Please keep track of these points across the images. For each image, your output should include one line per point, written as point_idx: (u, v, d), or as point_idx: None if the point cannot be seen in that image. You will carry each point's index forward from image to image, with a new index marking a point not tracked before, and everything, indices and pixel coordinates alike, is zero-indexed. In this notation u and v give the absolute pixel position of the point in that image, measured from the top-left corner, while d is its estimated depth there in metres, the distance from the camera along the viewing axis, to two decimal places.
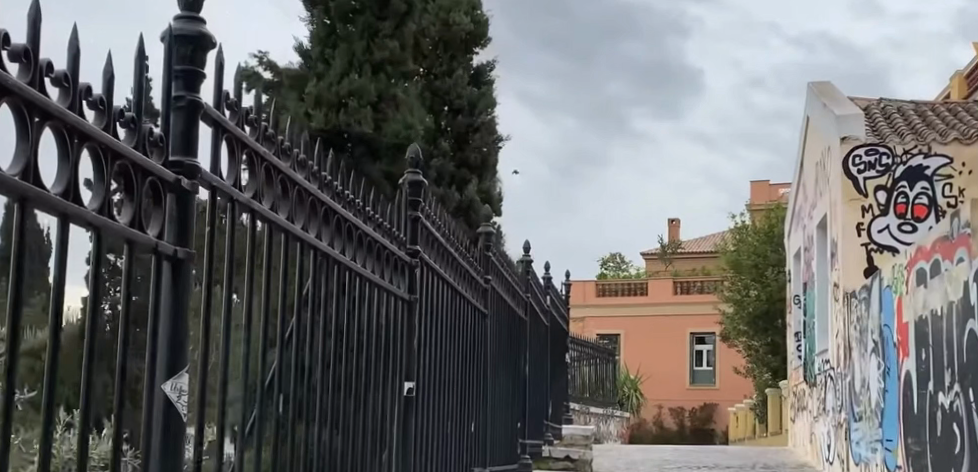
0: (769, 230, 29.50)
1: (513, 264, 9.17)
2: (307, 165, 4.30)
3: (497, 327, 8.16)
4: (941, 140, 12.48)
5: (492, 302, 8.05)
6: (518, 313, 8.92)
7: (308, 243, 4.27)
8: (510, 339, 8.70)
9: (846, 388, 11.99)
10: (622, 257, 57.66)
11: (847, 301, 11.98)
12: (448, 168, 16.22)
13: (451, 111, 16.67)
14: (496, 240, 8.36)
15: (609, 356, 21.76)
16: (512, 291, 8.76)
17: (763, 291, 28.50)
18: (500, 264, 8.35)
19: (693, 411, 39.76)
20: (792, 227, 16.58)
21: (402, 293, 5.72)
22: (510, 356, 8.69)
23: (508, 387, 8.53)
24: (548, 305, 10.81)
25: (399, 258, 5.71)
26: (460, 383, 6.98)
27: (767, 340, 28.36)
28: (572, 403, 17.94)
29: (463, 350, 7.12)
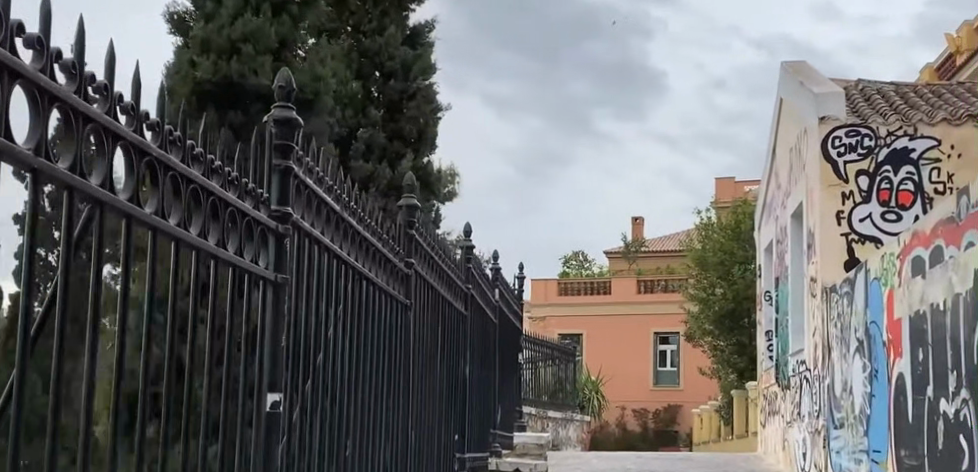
0: (735, 226, 28.51)
1: (451, 249, 7.99)
2: (44, 52, 3.09)
3: (426, 319, 6.97)
4: (927, 120, 11.34)
5: (418, 293, 6.83)
6: (454, 303, 7.73)
7: (42, 171, 3.07)
8: (446, 336, 7.50)
9: (823, 391, 10.95)
10: (585, 256, 56.50)
11: (825, 296, 10.94)
12: (379, 140, 16.24)
13: (382, 76, 16.92)
14: (424, 220, 7.14)
15: (569, 357, 20.66)
16: (445, 279, 7.56)
17: (730, 289, 27.53)
18: (428, 248, 7.14)
19: (657, 412, 38.89)
20: (762, 219, 15.57)
21: (253, 268, 4.50)
22: (446, 355, 7.50)
23: (443, 391, 7.34)
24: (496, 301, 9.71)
25: (249, 219, 4.49)
26: (367, 386, 5.80)
27: (733, 340, 27.36)
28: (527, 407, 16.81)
29: (371, 346, 5.94)
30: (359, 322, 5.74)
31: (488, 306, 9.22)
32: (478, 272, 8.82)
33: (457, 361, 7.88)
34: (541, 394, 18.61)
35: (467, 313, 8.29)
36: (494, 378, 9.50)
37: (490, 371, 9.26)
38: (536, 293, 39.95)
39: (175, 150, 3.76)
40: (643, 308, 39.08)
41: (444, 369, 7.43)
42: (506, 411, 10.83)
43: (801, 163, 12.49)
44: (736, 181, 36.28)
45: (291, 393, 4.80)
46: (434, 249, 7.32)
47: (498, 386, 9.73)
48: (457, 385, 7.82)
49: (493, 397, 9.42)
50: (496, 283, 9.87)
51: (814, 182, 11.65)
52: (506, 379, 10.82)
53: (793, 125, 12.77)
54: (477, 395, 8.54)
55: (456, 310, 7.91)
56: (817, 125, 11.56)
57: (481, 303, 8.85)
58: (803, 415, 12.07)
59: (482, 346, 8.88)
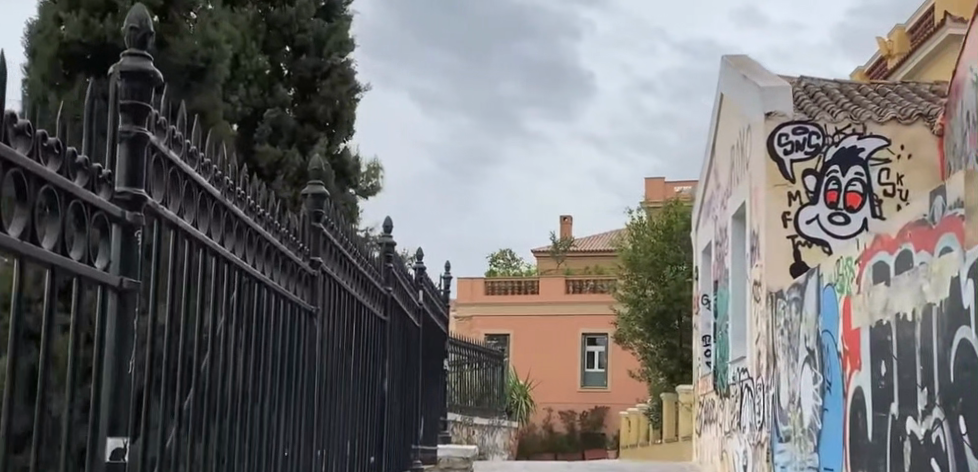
0: (667, 226, 28.00)
1: (364, 245, 7.02)
2: None
3: (336, 327, 6.04)
4: (877, 118, 10.55)
5: (326, 296, 5.83)
6: (367, 307, 6.82)
7: None
8: (357, 343, 6.57)
9: (768, 403, 10.33)
10: (513, 254, 55.86)
11: (771, 302, 10.31)
12: (289, 124, 15.37)
13: (293, 51, 16.05)
14: (333, 211, 6.12)
15: (497, 359, 19.96)
16: (358, 280, 6.62)
17: (661, 291, 27.02)
18: (339, 244, 6.15)
19: (584, 414, 38.32)
20: (700, 218, 14.95)
21: (104, 275, 3.41)
22: (356, 364, 6.58)
23: (351, 405, 6.42)
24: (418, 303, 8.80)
25: (96, 210, 3.36)
26: (266, 409, 4.85)
27: (663, 342, 26.86)
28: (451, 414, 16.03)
29: (273, 363, 4.97)
30: (258, 336, 4.78)
31: (408, 308, 8.30)
32: (397, 272, 7.91)
33: (371, 370, 6.97)
34: (465, 398, 17.83)
35: (384, 319, 7.36)
36: (413, 387, 8.60)
37: (408, 379, 8.37)
38: (462, 292, 39.32)
39: (24, 143, 2.97)
40: (571, 308, 38.54)
41: (355, 380, 6.52)
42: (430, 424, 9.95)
43: (744, 161, 11.80)
44: (666, 182, 35.78)
45: (167, 433, 3.80)
46: (348, 247, 6.37)
47: (417, 395, 8.83)
48: (368, 397, 6.91)
49: (411, 408, 8.54)
50: (419, 285, 8.96)
51: (759, 180, 10.90)
52: (431, 391, 9.93)
53: (736, 121, 12.06)
54: (393, 409, 7.65)
55: (371, 314, 6.98)
56: (762, 120, 10.74)
57: (400, 311, 7.94)
58: (745, 426, 11.45)
59: (400, 353, 7.97)
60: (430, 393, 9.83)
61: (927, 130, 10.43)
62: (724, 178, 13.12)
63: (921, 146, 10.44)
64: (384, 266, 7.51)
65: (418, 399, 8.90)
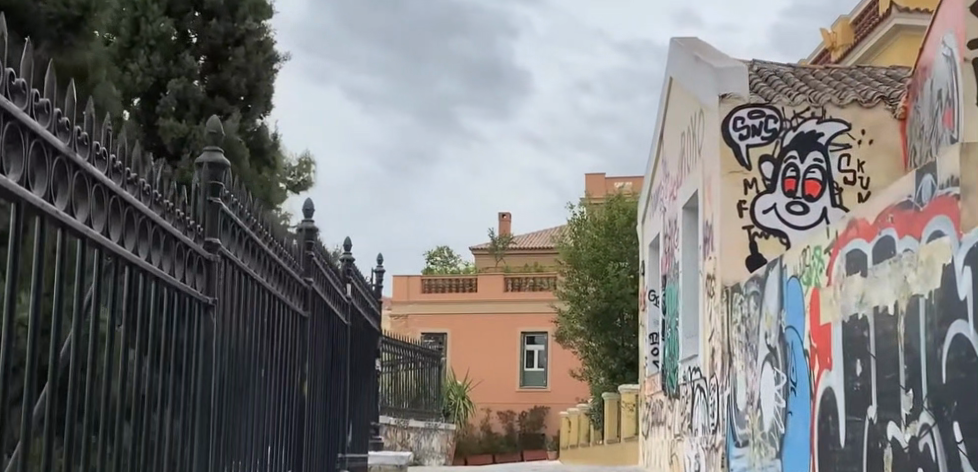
0: (608, 221, 27.46)
1: (281, 229, 6.19)
2: None
3: (242, 321, 5.18)
4: (837, 101, 9.93)
5: (230, 283, 4.98)
6: (282, 300, 5.97)
7: None
8: (269, 340, 5.72)
9: (724, 403, 9.71)
10: (451, 252, 55.17)
11: (727, 297, 9.68)
12: (194, 95, 14.31)
13: (202, 16, 14.82)
14: (243, 189, 5.27)
15: (435, 359, 19.25)
16: (271, 269, 5.76)
17: (603, 288, 26.51)
18: (248, 225, 5.30)
19: (523, 414, 37.60)
20: (648, 211, 14.34)
21: None
22: (268, 365, 5.73)
23: (261, 412, 5.56)
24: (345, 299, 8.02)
25: None
26: (142, 419, 3.99)
27: (605, 340, 26.32)
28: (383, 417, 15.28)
29: (154, 362, 4.11)
30: (132, 330, 3.91)
31: (333, 303, 7.51)
32: (320, 262, 7.07)
33: (286, 371, 6.13)
34: (399, 399, 17.07)
35: (302, 314, 6.52)
36: (338, 389, 7.77)
37: (332, 382, 7.53)
38: (397, 290, 38.61)
39: None
40: (510, 306, 38.02)
41: (266, 383, 5.66)
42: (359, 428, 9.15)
43: (697, 148, 11.18)
44: (606, 177, 35.26)
45: None
46: (259, 229, 5.52)
47: (343, 398, 8.00)
48: (283, 402, 6.06)
49: (336, 412, 7.70)
50: (346, 278, 8.14)
51: (713, 168, 10.27)
52: (360, 393, 9.13)
53: (687, 106, 11.43)
54: (313, 417, 6.80)
55: (286, 309, 6.13)
56: (717, 103, 10.12)
57: (323, 305, 7.09)
58: (697, 429, 10.87)
59: (322, 352, 7.13)
60: (358, 394, 9.02)
61: (889, 114, 9.84)
62: (674, 167, 12.48)
63: (883, 132, 9.84)
64: (305, 255, 6.67)
65: (344, 402, 8.07)
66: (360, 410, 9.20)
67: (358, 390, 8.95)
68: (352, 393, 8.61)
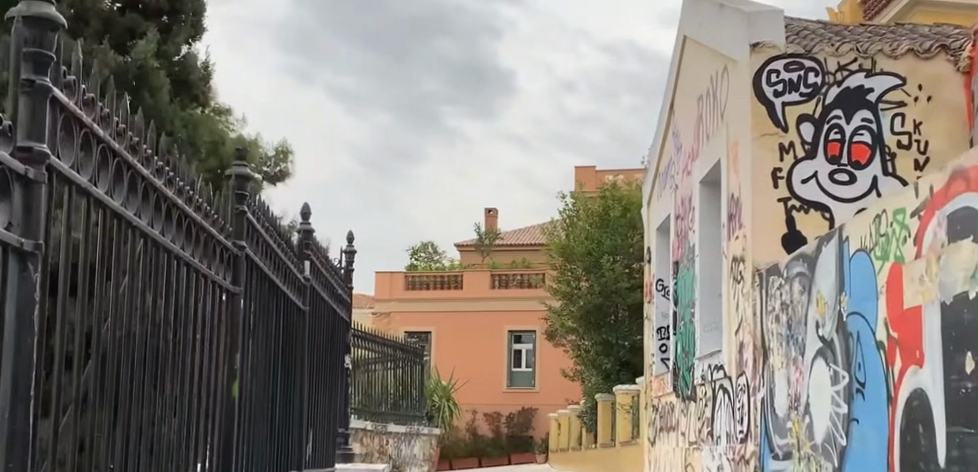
0: (603, 212, 25.99)
1: (199, 176, 4.95)
2: None
3: (105, 284, 4.05)
4: (889, 51, 8.42)
5: (64, 219, 3.84)
6: (193, 268, 4.76)
7: None
8: (168, 316, 4.55)
9: (757, 405, 8.24)
10: (435, 248, 53.53)
11: (761, 281, 8.18)
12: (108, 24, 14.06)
13: None
14: (111, 99, 4.08)
15: (417, 357, 17.77)
16: (170, 226, 4.58)
17: (597, 281, 25.08)
18: (115, 147, 4.11)
19: (510, 416, 36.05)
20: (657, 190, 12.86)
21: None
22: (167, 346, 4.55)
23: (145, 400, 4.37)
24: (308, 281, 6.70)
25: None
26: None
27: (599, 338, 24.86)
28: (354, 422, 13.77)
29: None
30: None
31: (288, 283, 6.18)
32: (269, 232, 5.84)
33: (203, 356, 4.90)
34: (374, 401, 15.48)
35: (236, 291, 5.27)
36: (299, 381, 6.53)
37: (290, 375, 6.30)
38: (380, 287, 37.09)
39: None
40: (497, 304, 36.57)
41: (161, 370, 4.48)
42: (327, 426, 7.98)
43: (719, 111, 9.65)
44: (597, 169, 33.71)
45: None
46: (150, 170, 4.40)
47: (307, 390, 6.80)
48: (195, 394, 4.82)
49: (296, 411, 6.47)
50: (310, 253, 6.92)
51: (742, 131, 8.75)
52: (327, 385, 7.98)
53: (708, 64, 9.90)
54: (256, 418, 5.56)
55: (202, 283, 4.91)
56: (747, 55, 8.58)
57: (273, 283, 5.85)
58: (721, 436, 9.39)
59: (274, 339, 5.90)
60: (326, 388, 7.85)
61: (950, 67, 8.36)
62: (690, 136, 10.95)
63: (943, 88, 8.34)
64: (246, 220, 5.43)
65: (308, 397, 6.87)
66: (327, 399, 8.02)
67: (325, 385, 7.80)
68: (319, 386, 7.43)
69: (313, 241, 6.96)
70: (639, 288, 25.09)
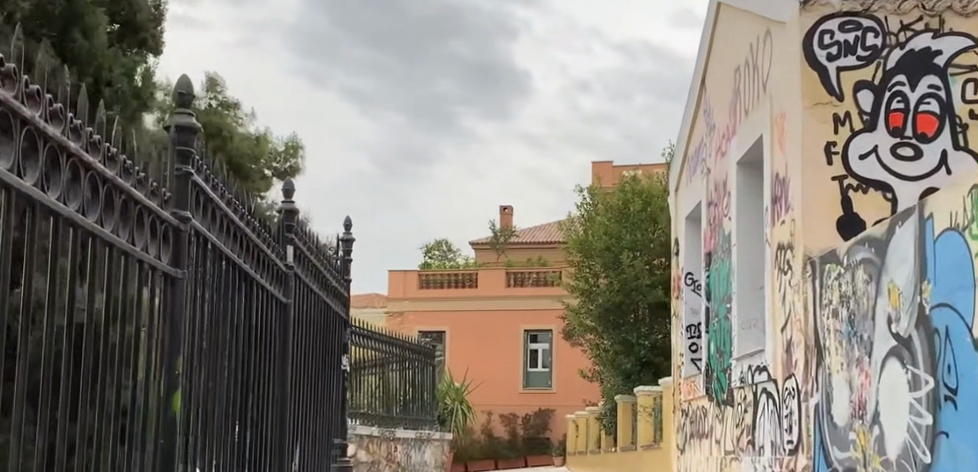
0: (622, 206, 24.87)
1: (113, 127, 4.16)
2: None
3: None
4: (959, 9, 7.37)
5: None
6: (111, 242, 4.04)
7: None
8: (80, 303, 3.89)
9: (809, 412, 7.26)
10: (449, 246, 52.62)
11: (816, 270, 7.15)
12: None
13: None
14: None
15: (429, 358, 16.83)
16: (75, 188, 3.86)
17: (616, 278, 24.04)
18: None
19: (527, 417, 35.06)
20: (685, 177, 11.88)
21: None
22: (80, 338, 3.89)
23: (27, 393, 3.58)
24: (282, 272, 5.92)
25: None
26: None
27: (619, 337, 23.91)
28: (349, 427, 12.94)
29: None
30: None
31: (251, 269, 5.40)
32: (228, 206, 5.14)
33: (127, 349, 4.20)
34: (382, 404, 14.49)
35: (176, 272, 4.56)
36: (275, 381, 5.79)
37: (262, 372, 5.58)
38: (393, 286, 36.25)
39: None
40: (513, 303, 35.61)
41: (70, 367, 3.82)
42: (322, 428, 7.24)
43: (758, 82, 8.64)
44: (615, 164, 32.63)
45: None
46: (40, 113, 3.63)
47: (290, 390, 6.08)
48: (116, 391, 4.12)
49: (271, 413, 5.74)
50: (292, 236, 6.18)
51: (790, 102, 7.73)
52: (322, 384, 7.23)
53: (747, 30, 8.90)
54: (207, 421, 4.85)
55: (128, 260, 4.21)
56: (796, 14, 7.55)
57: (233, 264, 5.15)
58: (764, 446, 8.42)
59: (235, 330, 5.18)
60: (320, 388, 7.10)
61: None
62: (726, 115, 9.93)
63: None
64: (194, 188, 4.73)
65: (292, 398, 6.15)
66: (323, 398, 7.28)
67: (319, 385, 7.06)
68: (309, 385, 6.68)
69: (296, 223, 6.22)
70: (662, 286, 23.87)
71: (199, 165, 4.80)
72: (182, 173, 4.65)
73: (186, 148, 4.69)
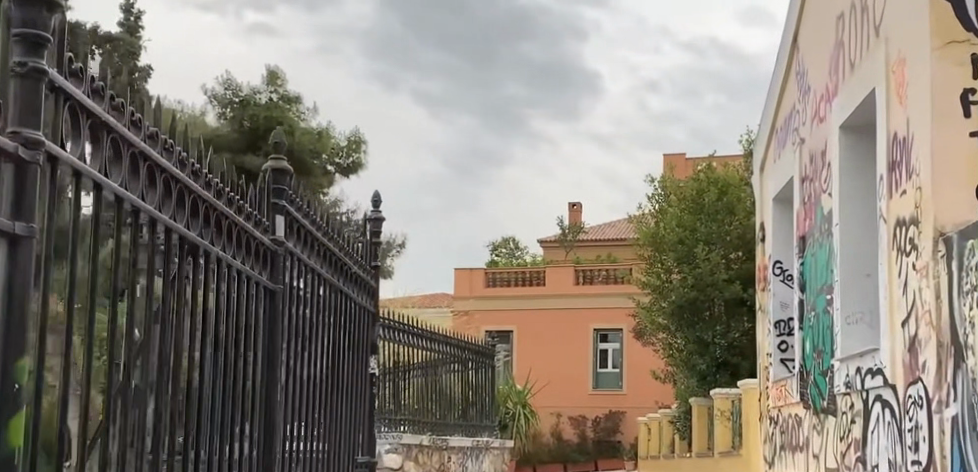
0: (696, 196, 23.30)
1: None
2: None
3: None
4: None
5: None
6: None
7: None
8: None
9: (943, 427, 5.81)
10: (516, 243, 51.39)
11: (954, 250, 5.71)
12: None
13: None
14: None
15: (489, 358, 15.53)
16: None
17: (691, 274, 22.52)
18: None
19: (596, 419, 33.63)
20: (772, 152, 10.47)
21: None
22: None
23: None
24: (250, 239, 4.81)
25: None
26: None
27: (692, 336, 22.34)
28: (394, 437, 11.67)
29: None
30: None
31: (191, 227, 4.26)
32: (153, 144, 3.99)
33: None
34: (434, 408, 13.17)
35: (18, 229, 3.33)
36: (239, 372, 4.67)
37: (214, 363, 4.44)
38: (459, 285, 35.03)
39: None
40: (582, 301, 34.21)
41: None
42: (343, 441, 6.08)
43: (869, 28, 7.24)
44: (688, 155, 31.02)
45: None
46: None
47: (269, 385, 4.97)
48: None
49: (236, 414, 4.64)
50: (278, 202, 5.12)
51: (916, 45, 6.26)
52: (342, 388, 6.07)
53: None
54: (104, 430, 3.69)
55: None
56: None
57: (166, 228, 4.03)
58: (879, 466, 6.98)
59: (164, 307, 4.06)
60: (338, 393, 5.96)
61: None
62: (825, 75, 8.43)
63: None
64: (76, 110, 3.55)
65: (277, 396, 5.03)
66: (344, 405, 6.13)
67: (336, 391, 5.93)
68: (316, 386, 5.56)
69: (281, 190, 5.15)
70: (739, 281, 22.46)
71: (83, 74, 3.61)
72: (35, 81, 3.36)
73: (58, 54, 3.51)
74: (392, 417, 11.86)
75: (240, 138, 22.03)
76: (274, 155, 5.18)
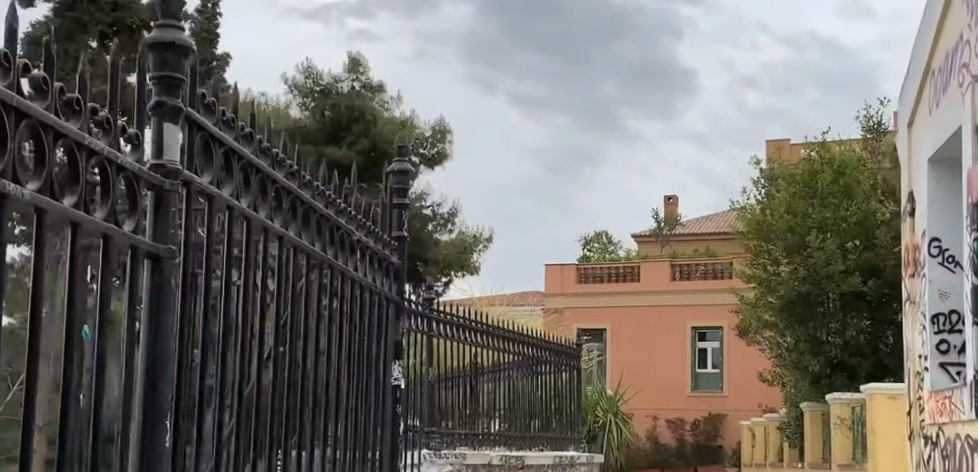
0: (808, 179, 20.89)
1: None
2: None
3: None
4: None
5: None
6: None
7: None
8: None
9: None
10: (610, 238, 49.27)
11: None
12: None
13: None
14: None
15: (576, 360, 13.53)
16: None
17: (802, 264, 20.19)
18: None
19: (695, 423, 31.47)
20: (926, 100, 8.24)
21: None
22: None
23: None
24: (104, 153, 3.39)
25: None
26: None
27: (803, 334, 19.97)
28: (457, 454, 9.73)
29: None
30: None
31: None
32: None
33: None
34: (510, 420, 11.23)
35: None
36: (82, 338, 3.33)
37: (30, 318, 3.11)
38: (550, 281, 32.94)
39: None
40: (679, 298, 31.94)
41: None
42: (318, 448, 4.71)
43: None
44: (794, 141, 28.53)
45: None
46: None
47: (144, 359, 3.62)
48: None
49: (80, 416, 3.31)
50: (170, 110, 3.73)
51: None
52: (323, 388, 4.75)
53: None
54: None
55: None
56: None
57: None
58: None
59: None
60: (311, 399, 4.63)
61: None
62: None
63: None
64: None
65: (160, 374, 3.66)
66: (327, 410, 4.79)
67: (303, 385, 4.56)
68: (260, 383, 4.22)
69: (176, 94, 3.75)
70: (858, 272, 20.03)
71: None
72: None
73: None
74: (456, 429, 9.97)
75: (322, 131, 20.47)
76: (161, 41, 3.76)
